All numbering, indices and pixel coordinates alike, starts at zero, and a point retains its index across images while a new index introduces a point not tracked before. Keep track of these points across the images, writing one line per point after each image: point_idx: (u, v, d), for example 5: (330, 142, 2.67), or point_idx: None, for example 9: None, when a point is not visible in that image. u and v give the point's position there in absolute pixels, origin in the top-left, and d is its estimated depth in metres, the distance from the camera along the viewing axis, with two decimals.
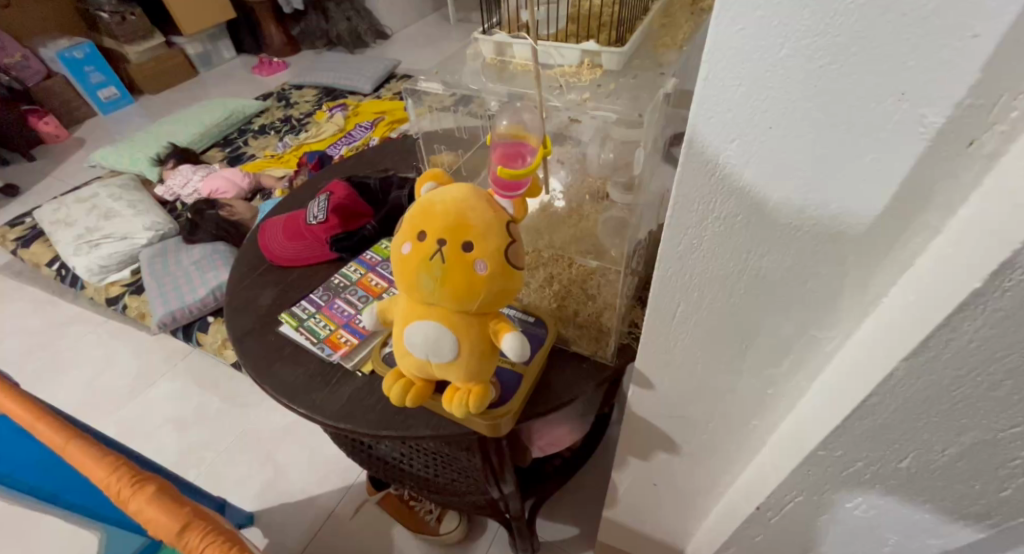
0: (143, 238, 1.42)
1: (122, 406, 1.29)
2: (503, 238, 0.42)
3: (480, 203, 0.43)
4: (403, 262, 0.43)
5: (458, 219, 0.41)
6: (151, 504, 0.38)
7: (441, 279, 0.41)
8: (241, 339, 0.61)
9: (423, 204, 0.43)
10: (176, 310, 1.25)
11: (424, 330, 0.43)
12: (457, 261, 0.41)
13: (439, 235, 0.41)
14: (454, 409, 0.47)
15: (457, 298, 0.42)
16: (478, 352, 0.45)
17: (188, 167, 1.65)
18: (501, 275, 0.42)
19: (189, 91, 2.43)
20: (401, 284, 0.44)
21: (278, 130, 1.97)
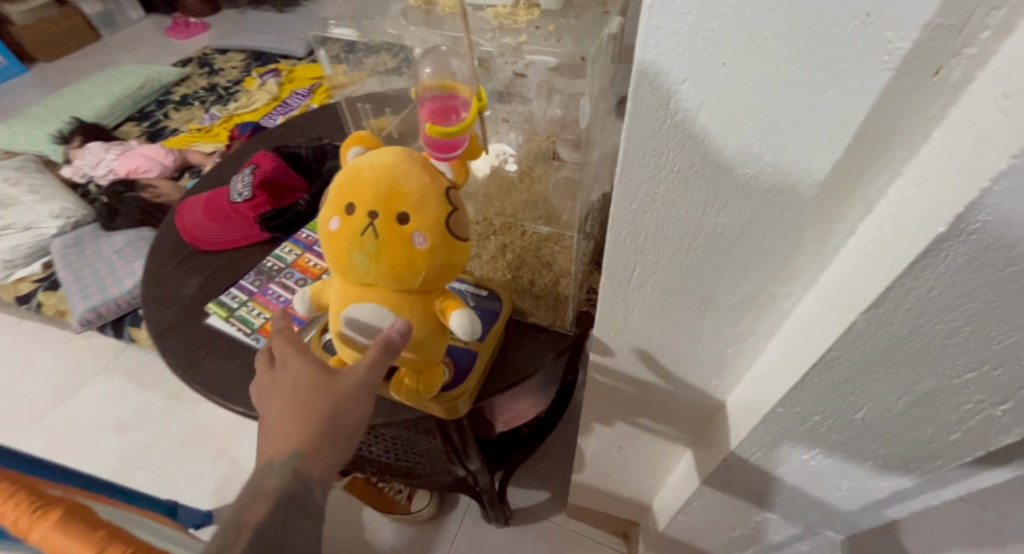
0: (50, 227, 1.28)
1: (52, 411, 1.19)
2: (443, 206, 0.38)
3: (414, 167, 0.38)
4: (332, 239, 0.38)
5: (389, 187, 0.37)
6: (57, 532, 0.34)
7: (375, 255, 0.37)
8: (163, 335, 0.55)
9: (350, 173, 0.39)
10: (99, 305, 1.15)
11: (362, 314, 0.39)
12: (391, 234, 0.37)
13: (370, 207, 0.37)
14: (405, 394, 0.44)
15: (395, 276, 0.38)
16: (424, 334, 0.41)
17: (98, 145, 1.49)
18: (444, 247, 0.38)
19: (93, 58, 2.19)
20: (332, 265, 0.40)
21: (203, 100, 1.80)
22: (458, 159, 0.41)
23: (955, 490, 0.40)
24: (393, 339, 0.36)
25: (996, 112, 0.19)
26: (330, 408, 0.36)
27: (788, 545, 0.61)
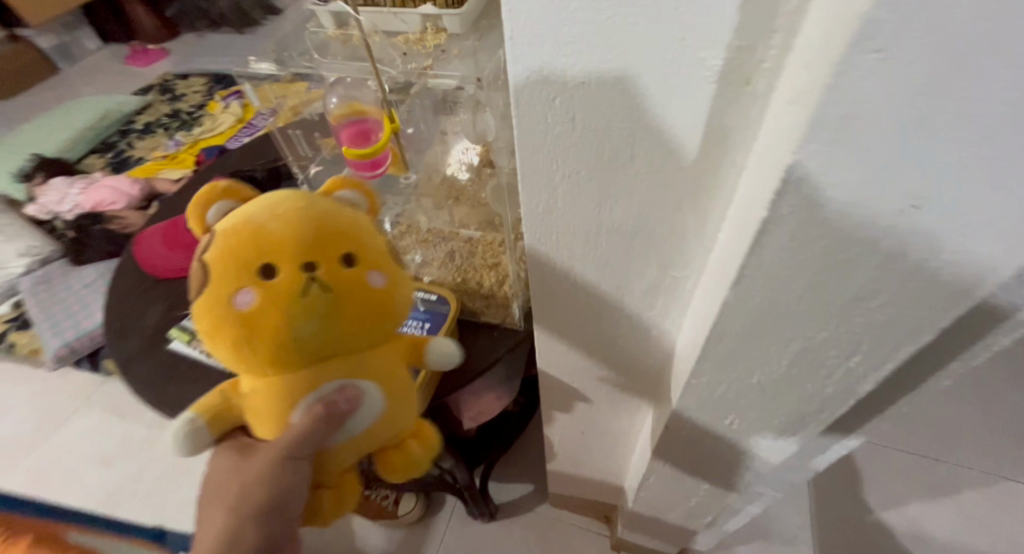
0: (19, 265, 1.33)
1: (36, 447, 1.21)
2: (374, 242, 0.42)
3: (328, 207, 0.40)
4: (257, 315, 0.36)
5: (316, 234, 0.38)
6: None
7: (328, 313, 0.37)
8: (127, 365, 0.57)
9: (245, 234, 0.37)
10: (73, 340, 1.18)
11: (324, 390, 0.40)
12: (341, 284, 0.38)
13: (302, 262, 0.37)
14: (408, 471, 0.48)
15: (355, 328, 0.39)
16: (394, 378, 0.44)
17: (62, 181, 1.49)
18: (390, 282, 0.41)
19: (52, 92, 2.18)
20: (257, 350, 0.37)
21: (166, 127, 1.81)
22: (356, 186, 0.44)
23: (857, 440, 0.44)
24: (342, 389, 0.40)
25: (786, 111, 0.23)
26: (253, 487, 0.38)
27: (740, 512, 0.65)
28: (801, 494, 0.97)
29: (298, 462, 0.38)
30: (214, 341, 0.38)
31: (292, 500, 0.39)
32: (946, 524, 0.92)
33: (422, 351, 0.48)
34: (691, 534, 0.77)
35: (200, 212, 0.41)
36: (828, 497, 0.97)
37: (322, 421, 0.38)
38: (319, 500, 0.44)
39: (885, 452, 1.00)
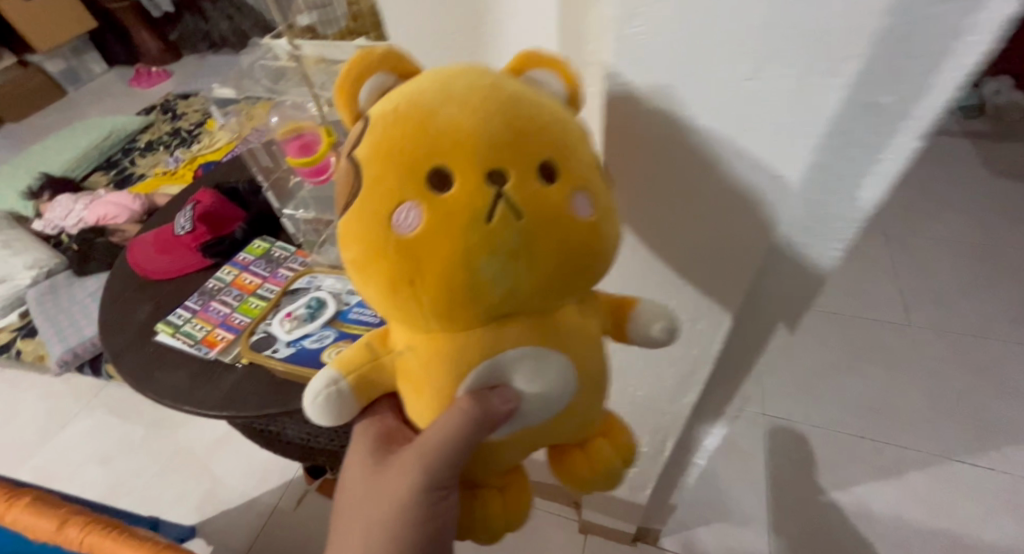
0: (25, 278, 1.40)
1: (40, 448, 1.28)
2: (586, 144, 0.28)
3: (524, 90, 0.27)
4: (420, 247, 0.25)
5: (508, 128, 0.25)
6: (26, 512, 0.48)
7: (522, 253, 0.25)
8: (119, 356, 0.64)
9: (407, 122, 0.25)
10: (77, 346, 1.26)
11: (503, 366, 0.29)
12: (537, 207, 0.25)
13: (487, 169, 0.24)
14: (592, 480, 0.37)
15: (558, 276, 0.27)
16: (592, 351, 0.32)
17: (68, 198, 1.58)
18: (605, 208, 0.28)
19: (59, 113, 2.29)
20: (421, 302, 0.26)
21: (167, 145, 1.90)
22: (556, 56, 0.30)
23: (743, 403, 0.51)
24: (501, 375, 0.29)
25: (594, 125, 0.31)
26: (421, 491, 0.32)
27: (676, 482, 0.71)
28: (758, 476, 1.03)
29: (462, 456, 0.31)
30: (359, 266, 0.27)
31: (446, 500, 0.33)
32: (892, 500, 0.99)
33: (626, 317, 0.35)
34: (643, 509, 0.83)
35: (352, 91, 0.29)
36: (784, 478, 1.03)
37: (483, 416, 0.28)
38: (479, 506, 0.35)
39: (837, 437, 1.07)
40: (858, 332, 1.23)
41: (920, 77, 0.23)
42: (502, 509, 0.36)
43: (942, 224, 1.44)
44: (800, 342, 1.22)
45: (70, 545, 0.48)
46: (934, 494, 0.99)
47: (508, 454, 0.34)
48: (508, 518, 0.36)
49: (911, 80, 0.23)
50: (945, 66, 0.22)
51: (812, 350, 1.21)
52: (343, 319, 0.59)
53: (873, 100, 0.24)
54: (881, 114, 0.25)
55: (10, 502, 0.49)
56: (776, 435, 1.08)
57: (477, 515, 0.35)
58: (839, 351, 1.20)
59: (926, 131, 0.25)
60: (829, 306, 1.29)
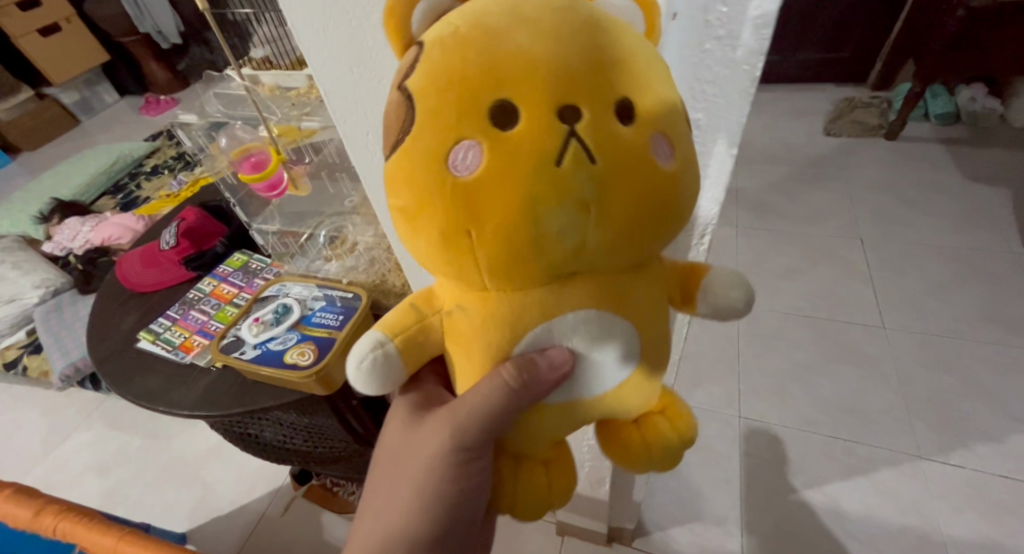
0: (33, 297, 1.47)
1: (42, 459, 1.33)
2: (670, 86, 0.25)
3: (604, 17, 0.24)
4: (481, 192, 0.23)
5: (585, 61, 0.22)
6: (8, 501, 0.51)
7: (594, 202, 0.23)
8: (103, 362, 0.69)
9: (469, 50, 0.22)
10: (78, 360, 1.32)
11: (559, 327, 0.28)
12: (617, 150, 0.23)
13: (558, 104, 0.22)
14: (647, 460, 0.34)
15: (630, 228, 0.24)
16: (656, 319, 0.30)
17: (75, 220, 1.66)
18: (688, 157, 0.25)
19: (72, 142, 2.40)
20: (477, 252, 0.24)
21: (171, 169, 2.00)
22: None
23: None
24: (552, 344, 0.28)
25: None
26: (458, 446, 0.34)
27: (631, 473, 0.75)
28: (730, 477, 1.05)
29: (502, 420, 0.31)
30: (415, 219, 0.25)
31: (477, 460, 0.34)
32: (862, 498, 1.00)
33: (695, 288, 0.33)
34: (609, 506, 0.86)
35: (405, 13, 0.25)
36: (756, 478, 1.04)
37: (528, 380, 0.28)
38: (519, 478, 0.34)
39: (809, 437, 1.09)
40: (832, 334, 1.26)
41: (717, 98, 0.29)
42: (544, 484, 0.34)
43: (917, 228, 1.47)
44: (774, 345, 1.25)
45: (47, 533, 0.50)
46: (905, 491, 1.00)
47: (557, 424, 0.33)
48: (551, 495, 0.35)
49: (711, 100, 0.29)
50: (731, 90, 0.29)
51: (785, 352, 1.23)
52: (306, 323, 0.62)
53: (689, 117, 0.31)
54: (699, 128, 0.31)
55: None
56: (749, 436, 1.10)
57: (513, 485, 0.34)
58: (812, 353, 1.22)
59: (737, 138, 0.31)
60: (803, 309, 1.31)
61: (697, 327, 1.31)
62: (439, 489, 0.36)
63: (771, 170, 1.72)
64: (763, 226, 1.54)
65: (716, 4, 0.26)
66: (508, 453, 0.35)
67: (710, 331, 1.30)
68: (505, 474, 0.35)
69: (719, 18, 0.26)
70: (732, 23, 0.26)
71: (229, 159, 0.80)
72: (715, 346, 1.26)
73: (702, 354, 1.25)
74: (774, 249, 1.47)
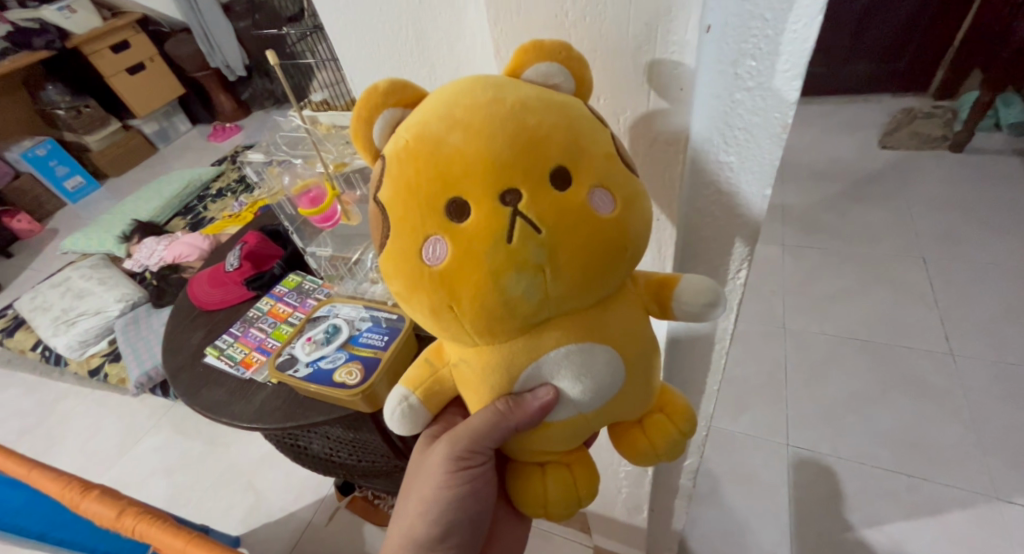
0: (115, 310, 1.60)
1: (117, 461, 1.44)
2: (599, 133, 0.27)
3: (528, 93, 0.26)
4: (451, 276, 0.25)
5: (516, 140, 0.24)
6: (96, 501, 0.55)
7: (549, 262, 0.25)
8: (175, 374, 0.76)
9: (421, 160, 0.25)
10: (150, 370, 1.43)
11: (546, 364, 0.29)
12: (560, 214, 0.25)
13: (500, 189, 0.24)
14: (655, 452, 0.34)
15: (588, 277, 0.26)
16: (639, 338, 0.30)
17: (152, 240, 1.82)
18: (630, 197, 0.27)
19: (151, 168, 2.63)
20: (460, 322, 0.27)
21: (234, 192, 2.15)
22: (554, 44, 0.27)
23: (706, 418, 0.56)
24: (538, 393, 0.30)
25: None
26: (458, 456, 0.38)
27: (665, 499, 0.74)
28: (780, 510, 1.00)
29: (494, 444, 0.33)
30: (406, 299, 0.28)
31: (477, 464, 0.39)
32: (929, 542, 0.93)
33: (668, 297, 0.31)
34: (648, 534, 0.84)
35: (365, 133, 0.29)
36: (809, 512, 0.99)
37: (513, 410, 0.30)
38: (544, 483, 0.34)
39: (866, 470, 1.03)
40: (890, 360, 1.19)
41: (748, 143, 0.29)
42: (567, 480, 0.34)
43: (988, 248, 1.37)
44: (824, 371, 1.19)
45: (126, 532, 0.55)
46: (979, 537, 0.92)
47: (580, 431, 0.32)
48: (580, 492, 0.34)
49: (743, 145, 0.29)
50: (764, 137, 0.28)
51: (838, 378, 1.17)
52: (354, 343, 0.66)
53: (721, 159, 0.30)
54: (733, 171, 0.30)
55: (82, 492, 0.56)
56: (799, 466, 1.05)
57: (532, 484, 0.34)
58: (869, 380, 1.16)
59: (771, 181, 0.30)
60: (858, 333, 1.25)
61: (742, 350, 1.27)
62: (451, 491, 0.39)
63: (821, 186, 1.65)
64: (813, 245, 1.48)
65: (744, 58, 0.26)
66: (530, 461, 0.36)
67: (755, 354, 1.25)
68: (529, 478, 0.35)
69: (749, 72, 0.26)
70: (762, 76, 0.26)
71: (290, 193, 0.86)
72: (761, 371, 1.22)
73: (748, 379, 1.21)
74: (825, 269, 1.41)
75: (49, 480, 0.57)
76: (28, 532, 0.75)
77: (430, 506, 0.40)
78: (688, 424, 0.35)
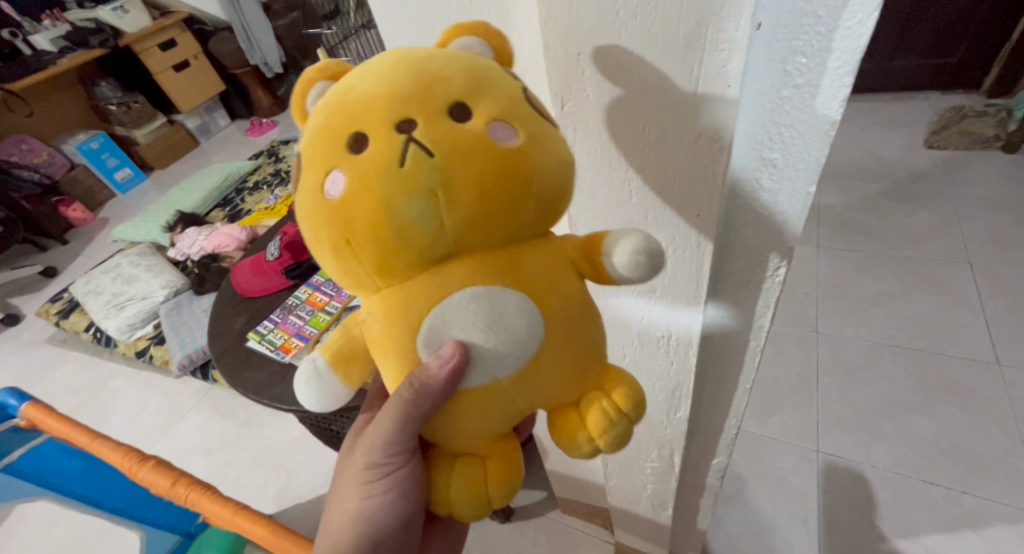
0: (160, 295, 1.68)
1: (159, 439, 1.51)
2: (508, 86, 0.28)
3: (437, 51, 0.28)
4: (347, 204, 0.25)
5: (415, 80, 0.26)
6: (154, 471, 0.59)
7: (442, 188, 0.25)
8: (220, 356, 0.79)
9: (331, 106, 0.27)
10: (192, 352, 1.49)
11: (451, 312, 0.27)
12: (451, 139, 0.25)
13: (396, 120, 0.25)
14: (586, 442, 0.30)
15: (486, 210, 0.25)
16: (558, 290, 0.28)
17: (194, 230, 1.90)
18: (535, 135, 0.27)
19: (194, 161, 2.74)
20: (360, 259, 0.27)
21: (270, 185, 2.23)
22: (476, 24, 0.31)
23: (737, 415, 0.56)
24: (438, 353, 0.27)
25: None
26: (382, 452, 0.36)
27: (690, 496, 0.74)
28: (809, 515, 0.98)
29: (411, 425, 0.32)
30: (315, 245, 0.28)
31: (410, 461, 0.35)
32: None
33: (599, 257, 0.29)
34: (672, 531, 0.84)
35: (302, 106, 0.31)
36: (840, 518, 0.97)
37: (414, 378, 0.28)
38: (454, 478, 0.31)
39: (902, 480, 1.00)
40: (930, 367, 1.14)
41: (793, 139, 0.29)
42: (473, 475, 0.30)
43: None
44: (859, 377, 1.16)
45: (180, 500, 0.59)
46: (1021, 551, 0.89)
47: (487, 409, 0.29)
48: (490, 490, 0.31)
49: (789, 142, 0.29)
50: (811, 133, 0.29)
51: (874, 384, 1.14)
52: None
53: (765, 156, 0.30)
54: (775, 168, 0.31)
55: (140, 462, 0.60)
56: (830, 473, 1.03)
57: (444, 480, 0.31)
58: (908, 387, 1.12)
59: (816, 177, 0.31)
60: (897, 339, 1.21)
61: (773, 352, 1.24)
62: (385, 491, 0.37)
63: (861, 187, 1.60)
64: (849, 247, 1.43)
65: (795, 55, 0.26)
66: (447, 453, 0.32)
67: (786, 357, 1.22)
68: (438, 471, 0.32)
69: (799, 69, 0.26)
70: (812, 73, 0.26)
71: None
72: (792, 374, 1.19)
73: (778, 382, 1.18)
74: (862, 271, 1.37)
75: (109, 450, 0.61)
76: (88, 497, 0.81)
77: (365, 503, 0.39)
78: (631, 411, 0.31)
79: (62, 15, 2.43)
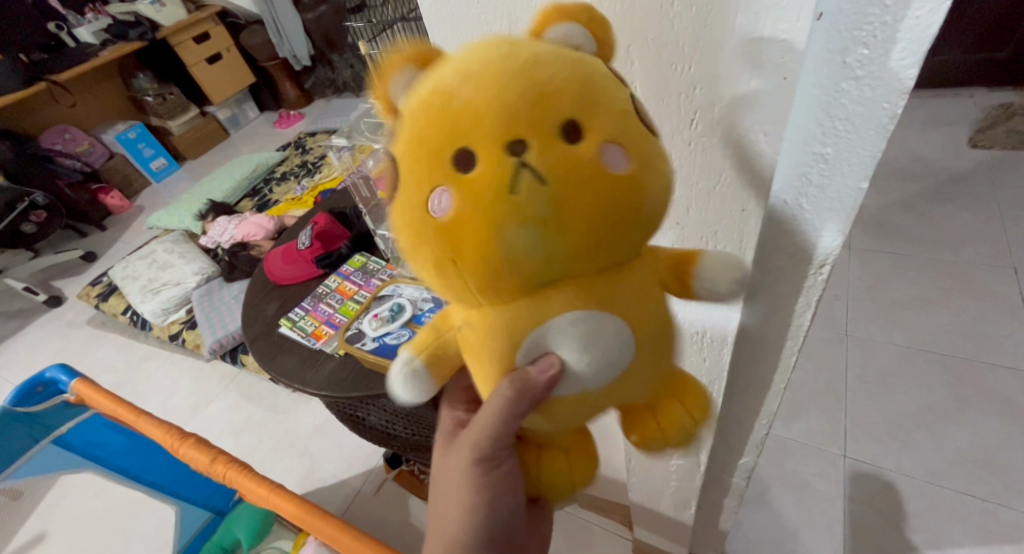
0: (192, 281, 1.74)
1: (190, 420, 1.56)
2: (617, 93, 0.25)
3: (545, 49, 0.25)
4: (457, 229, 0.24)
5: (524, 91, 0.23)
6: (193, 448, 0.61)
7: (553, 218, 0.23)
8: (253, 340, 0.82)
9: (437, 109, 0.24)
10: (222, 337, 1.53)
11: (551, 334, 0.26)
12: (566, 164, 0.23)
13: (507, 138, 0.23)
14: (669, 440, 0.33)
15: (591, 242, 0.24)
16: (648, 312, 0.28)
17: (224, 219, 1.95)
18: (643, 154, 0.25)
19: (225, 152, 2.81)
20: (464, 278, 0.25)
21: (297, 176, 2.27)
22: (579, 10, 0.28)
23: (768, 417, 0.55)
24: (533, 373, 0.27)
25: None
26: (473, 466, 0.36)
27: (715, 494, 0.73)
28: (834, 521, 0.96)
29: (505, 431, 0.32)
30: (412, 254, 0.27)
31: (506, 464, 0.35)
32: None
33: (689, 274, 0.32)
34: (691, 529, 0.83)
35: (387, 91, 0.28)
36: (867, 525, 0.95)
37: (520, 391, 0.27)
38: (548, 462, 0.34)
39: (935, 490, 0.97)
40: (965, 375, 1.11)
41: (851, 132, 0.27)
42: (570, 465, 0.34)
43: None
44: (890, 383, 1.13)
45: (218, 477, 0.61)
46: None
47: (580, 418, 0.31)
48: (573, 479, 0.34)
49: (842, 136, 0.28)
50: (867, 128, 0.27)
51: (907, 391, 1.11)
52: (417, 321, 0.69)
53: (816, 150, 0.29)
54: (826, 163, 0.29)
55: (181, 439, 0.62)
56: (857, 480, 1.01)
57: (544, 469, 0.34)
58: (943, 396, 1.09)
59: (870, 173, 0.29)
60: (932, 345, 1.17)
61: (800, 355, 1.21)
62: (469, 499, 0.37)
63: (897, 186, 1.55)
64: (884, 250, 1.39)
65: (855, 46, 0.24)
66: (531, 441, 0.35)
67: (814, 361, 1.20)
68: (532, 459, 0.35)
69: (859, 60, 0.25)
70: (873, 65, 0.25)
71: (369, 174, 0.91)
72: (819, 378, 1.17)
73: (806, 385, 1.16)
74: (895, 274, 1.33)
75: (152, 426, 0.64)
76: (128, 472, 0.88)
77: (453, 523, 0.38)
78: (700, 421, 0.34)
79: (104, 10, 2.53)
